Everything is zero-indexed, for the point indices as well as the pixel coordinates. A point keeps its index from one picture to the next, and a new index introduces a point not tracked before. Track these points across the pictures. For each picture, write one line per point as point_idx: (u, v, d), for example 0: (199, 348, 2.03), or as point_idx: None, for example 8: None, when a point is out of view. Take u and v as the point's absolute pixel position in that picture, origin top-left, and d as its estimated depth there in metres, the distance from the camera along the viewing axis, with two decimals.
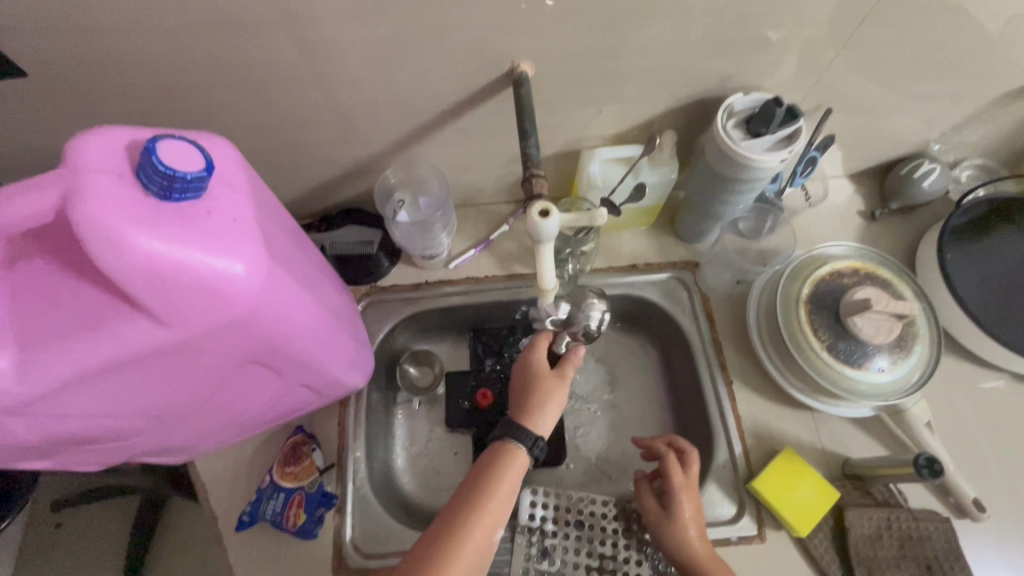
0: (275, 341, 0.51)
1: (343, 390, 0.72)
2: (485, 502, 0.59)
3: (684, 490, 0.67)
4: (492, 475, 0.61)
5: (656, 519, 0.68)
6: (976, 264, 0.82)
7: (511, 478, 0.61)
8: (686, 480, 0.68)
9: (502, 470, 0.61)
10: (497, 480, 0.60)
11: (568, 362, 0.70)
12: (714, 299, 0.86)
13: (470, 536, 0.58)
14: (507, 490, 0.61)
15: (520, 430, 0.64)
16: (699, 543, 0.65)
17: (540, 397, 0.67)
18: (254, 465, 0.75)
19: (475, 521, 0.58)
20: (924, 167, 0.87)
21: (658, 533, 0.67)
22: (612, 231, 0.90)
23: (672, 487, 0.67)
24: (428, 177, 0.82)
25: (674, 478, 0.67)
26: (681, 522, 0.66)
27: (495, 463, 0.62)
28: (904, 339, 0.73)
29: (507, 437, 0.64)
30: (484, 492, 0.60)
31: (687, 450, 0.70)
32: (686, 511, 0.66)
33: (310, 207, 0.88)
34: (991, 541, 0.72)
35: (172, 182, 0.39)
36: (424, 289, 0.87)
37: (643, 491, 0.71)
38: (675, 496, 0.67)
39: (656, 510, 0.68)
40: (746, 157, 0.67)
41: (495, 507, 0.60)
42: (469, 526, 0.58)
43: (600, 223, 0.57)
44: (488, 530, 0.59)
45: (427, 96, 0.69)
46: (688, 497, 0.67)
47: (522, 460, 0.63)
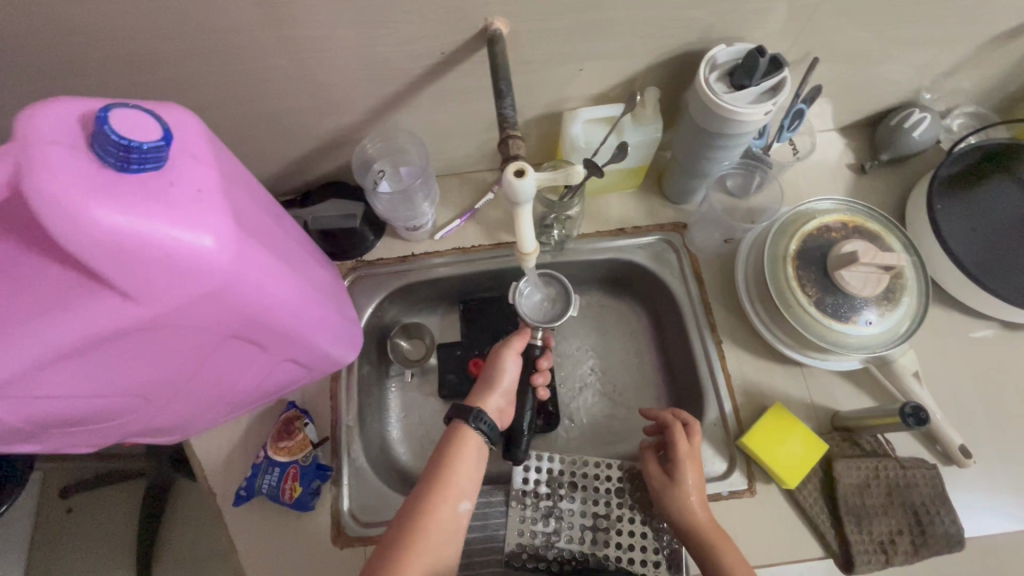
0: (254, 315, 0.51)
1: (333, 365, 0.72)
2: (448, 475, 0.61)
3: (688, 457, 0.68)
4: (452, 449, 0.63)
5: (659, 486, 0.69)
6: (966, 213, 0.81)
7: (467, 455, 0.63)
8: (690, 449, 0.68)
9: (461, 445, 0.63)
10: (455, 454, 0.62)
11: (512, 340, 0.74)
12: (703, 259, 0.85)
13: (438, 506, 0.59)
14: (468, 464, 0.62)
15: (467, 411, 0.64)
16: (699, 510, 0.66)
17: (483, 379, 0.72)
18: (249, 441, 0.76)
19: (439, 498, 0.60)
20: (914, 116, 0.85)
21: (660, 499, 0.68)
22: (598, 194, 0.89)
23: (676, 453, 0.68)
24: (409, 147, 0.80)
25: (679, 446, 0.68)
26: (683, 487, 0.67)
27: (452, 441, 0.63)
28: (892, 291, 0.72)
29: (456, 418, 0.65)
30: (446, 465, 0.62)
31: (686, 419, 0.71)
32: (688, 478, 0.67)
33: (291, 182, 0.87)
34: (977, 486, 0.74)
35: (128, 153, 0.38)
36: (412, 261, 0.87)
37: (647, 458, 0.71)
38: (679, 462, 0.67)
39: (659, 478, 0.69)
40: (727, 109, 0.65)
41: (460, 479, 0.61)
42: (437, 498, 0.60)
43: (577, 180, 0.56)
44: (453, 503, 0.60)
45: (400, 60, 0.67)
46: (691, 463, 0.68)
47: (476, 441, 0.64)
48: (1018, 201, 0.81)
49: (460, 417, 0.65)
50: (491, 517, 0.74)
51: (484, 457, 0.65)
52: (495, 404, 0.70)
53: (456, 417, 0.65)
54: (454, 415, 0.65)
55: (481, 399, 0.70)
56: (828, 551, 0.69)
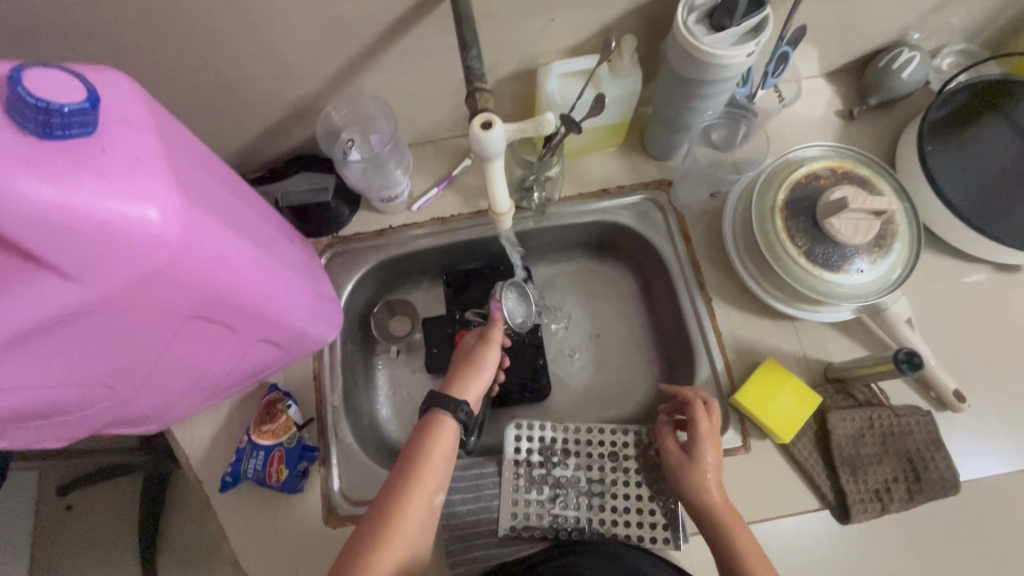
0: (213, 291, 0.48)
1: (310, 342, 0.70)
2: (422, 465, 0.59)
3: (709, 434, 0.66)
4: (426, 437, 0.61)
5: (677, 463, 0.67)
6: (957, 155, 0.79)
7: (443, 446, 0.61)
8: (711, 427, 0.66)
9: (436, 435, 0.61)
10: (429, 445, 0.61)
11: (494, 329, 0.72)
12: (690, 217, 0.83)
13: (410, 499, 0.57)
14: (441, 453, 0.61)
15: (451, 400, 0.63)
16: (717, 489, 0.64)
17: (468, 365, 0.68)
18: (232, 426, 0.74)
19: (416, 489, 0.58)
20: (902, 57, 0.82)
21: (678, 477, 0.66)
22: (580, 155, 0.86)
23: (697, 431, 0.65)
24: (376, 113, 0.76)
25: (700, 422, 0.66)
26: (703, 465, 0.64)
27: (426, 430, 0.62)
28: (883, 238, 0.70)
29: (436, 406, 0.63)
30: (421, 456, 0.60)
31: (705, 396, 0.69)
32: (708, 457, 0.65)
33: (258, 158, 0.83)
34: (972, 431, 0.73)
35: (49, 117, 0.34)
36: (389, 235, 0.84)
37: (664, 434, 0.69)
38: (698, 439, 0.65)
39: (677, 458, 0.67)
40: (710, 53, 0.61)
41: (434, 470, 0.60)
42: (409, 489, 0.58)
43: (548, 130, 0.52)
44: (429, 494, 0.59)
45: (359, 17, 0.62)
46: (711, 441, 0.65)
47: (452, 431, 0.63)
48: (1009, 140, 0.79)
49: (435, 405, 0.63)
50: (484, 488, 0.73)
51: (457, 444, 0.63)
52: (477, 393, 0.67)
53: (430, 408, 0.63)
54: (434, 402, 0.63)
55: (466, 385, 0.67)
56: (824, 502, 0.69)
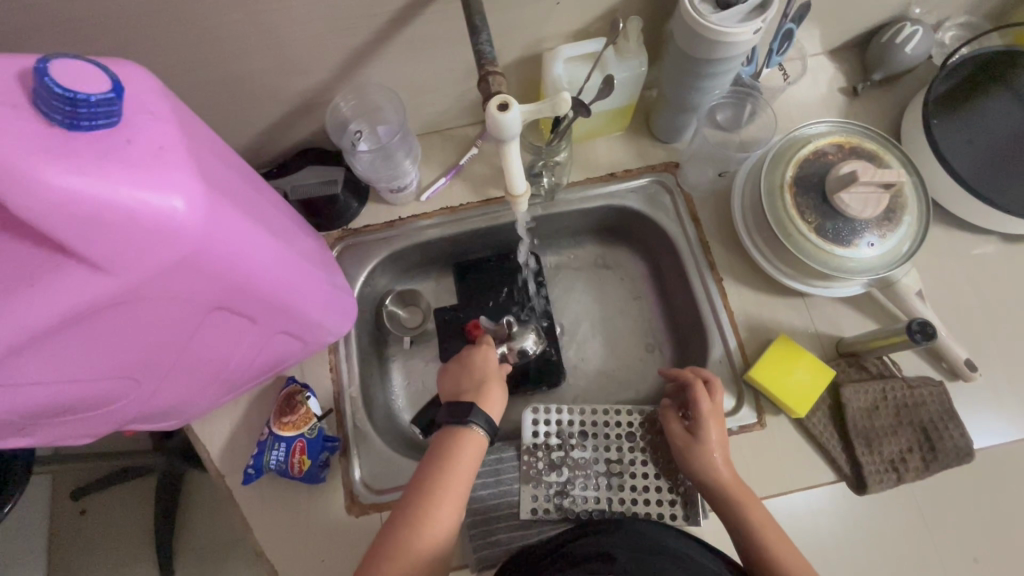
0: (235, 281, 0.49)
1: (327, 335, 0.71)
2: (448, 477, 0.60)
3: (711, 414, 0.67)
4: (452, 450, 0.62)
5: (683, 444, 0.67)
6: (963, 127, 0.79)
7: (467, 456, 0.61)
8: (713, 407, 0.67)
9: (461, 447, 0.62)
10: (456, 458, 0.61)
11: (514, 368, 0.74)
12: (697, 198, 0.83)
13: (437, 512, 0.58)
14: (466, 467, 0.61)
15: (485, 417, 0.64)
16: (723, 468, 0.65)
17: (496, 386, 0.69)
18: (251, 420, 0.75)
19: (441, 498, 0.59)
20: (906, 30, 0.82)
21: (684, 457, 0.67)
22: (586, 139, 0.86)
23: (699, 411, 0.66)
24: (384, 103, 0.76)
25: (702, 403, 0.67)
26: (708, 445, 0.65)
27: (455, 443, 0.62)
28: (892, 211, 0.70)
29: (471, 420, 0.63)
30: (447, 465, 0.60)
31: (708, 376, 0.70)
32: (711, 439, 0.66)
33: (266, 153, 0.83)
34: (984, 400, 0.74)
35: (75, 107, 0.35)
36: (399, 227, 0.84)
37: (667, 417, 0.70)
38: (702, 419, 0.66)
39: (682, 439, 0.68)
40: (718, 31, 0.61)
41: (460, 479, 0.60)
42: (433, 504, 0.58)
43: (565, 110, 0.52)
44: (455, 504, 0.59)
45: (366, 6, 0.62)
46: (714, 420, 0.66)
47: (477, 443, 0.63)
48: (1014, 112, 0.79)
49: (471, 422, 0.63)
50: (504, 472, 0.74)
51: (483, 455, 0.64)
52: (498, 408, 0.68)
53: (463, 421, 0.63)
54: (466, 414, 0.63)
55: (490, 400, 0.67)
56: (840, 475, 0.70)
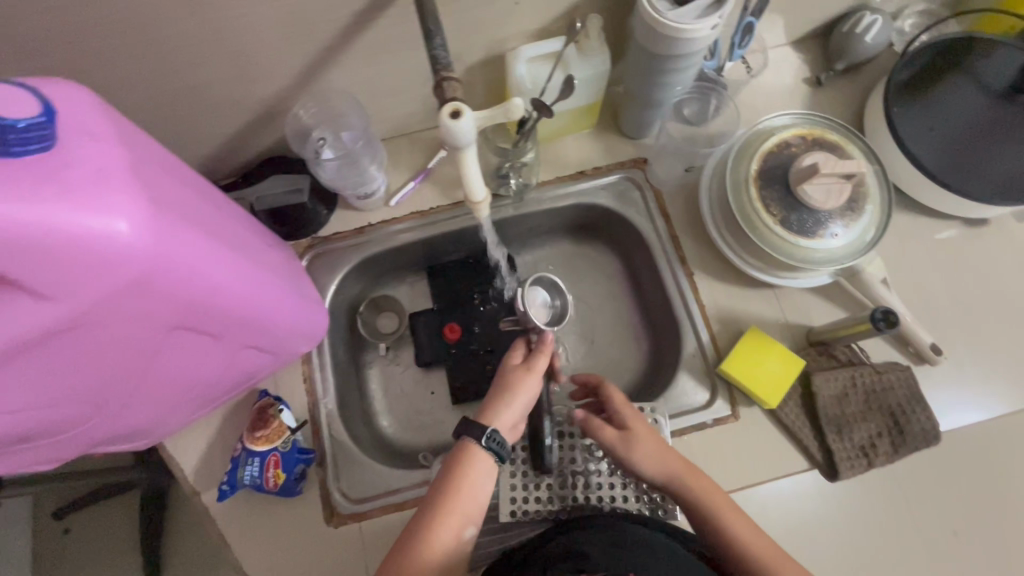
0: (193, 299, 0.48)
1: (298, 345, 0.70)
2: (450, 500, 0.57)
3: (626, 404, 0.68)
4: (457, 475, 0.57)
5: (623, 444, 0.65)
6: (922, 115, 0.80)
7: (472, 478, 0.58)
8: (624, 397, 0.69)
9: (467, 468, 0.58)
10: (459, 479, 0.57)
11: (538, 354, 0.65)
12: (667, 193, 0.83)
13: (437, 533, 0.55)
14: (471, 489, 0.57)
15: (474, 427, 0.59)
16: (671, 459, 0.64)
17: (501, 390, 0.63)
18: (226, 435, 0.74)
19: (441, 520, 0.56)
20: (865, 20, 0.83)
21: (631, 456, 0.64)
22: (555, 138, 0.86)
23: (615, 402, 0.67)
24: (346, 110, 0.75)
25: (613, 394, 0.68)
26: (640, 430, 0.65)
27: (459, 467, 0.58)
28: (855, 201, 0.71)
29: (462, 435, 0.59)
30: (452, 485, 0.57)
31: (596, 379, 0.72)
32: (637, 428, 0.65)
33: (230, 163, 0.81)
34: (950, 383, 0.76)
35: (4, 134, 0.34)
36: (369, 232, 0.84)
37: (596, 428, 0.66)
38: (619, 407, 0.67)
39: (614, 436, 0.65)
40: (674, 27, 0.61)
41: (462, 501, 0.57)
42: (434, 527, 0.56)
43: (517, 115, 0.50)
44: (456, 527, 0.56)
45: (320, 11, 0.61)
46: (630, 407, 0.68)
47: (483, 463, 0.58)
48: (972, 97, 0.81)
49: (462, 435, 0.59)
50: None
51: (492, 478, 0.60)
52: (510, 420, 0.62)
53: (459, 436, 0.59)
54: (462, 433, 0.58)
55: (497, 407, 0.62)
56: (812, 463, 0.71)
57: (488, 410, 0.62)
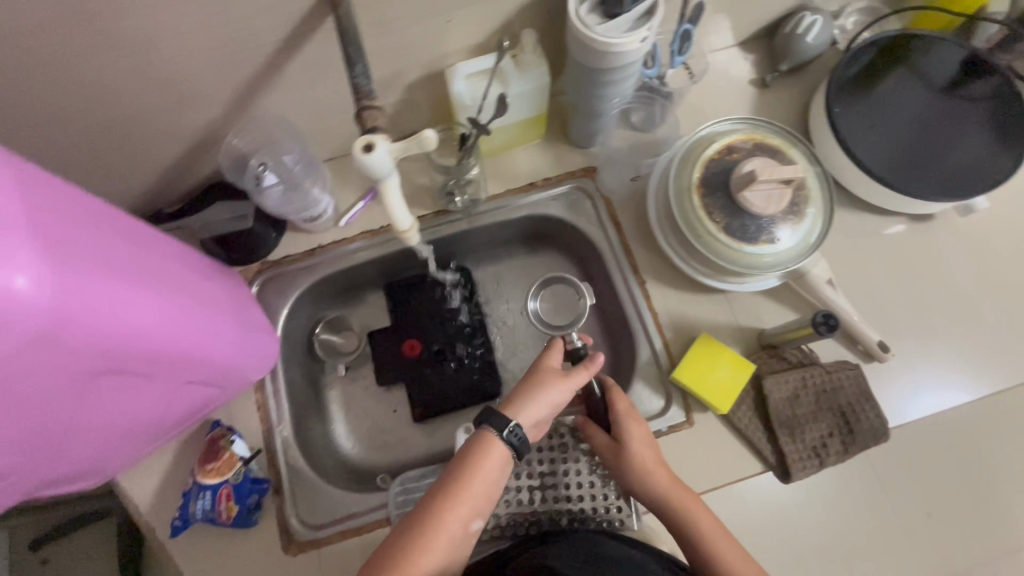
0: (112, 344, 0.47)
1: (242, 373, 0.70)
2: (463, 489, 0.55)
3: (628, 416, 0.66)
4: (472, 465, 0.56)
5: (613, 455, 0.67)
6: (864, 114, 0.81)
7: (486, 471, 0.56)
8: (629, 407, 0.67)
9: (483, 459, 0.56)
10: (474, 469, 0.56)
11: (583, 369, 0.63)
12: (617, 201, 0.83)
13: (445, 521, 0.54)
14: (484, 481, 0.56)
15: (497, 417, 0.57)
16: (659, 479, 0.64)
17: (532, 385, 0.61)
18: (180, 468, 0.73)
19: (451, 508, 0.55)
20: (806, 21, 0.83)
21: (618, 468, 0.66)
22: (504, 150, 0.85)
23: (615, 414, 0.66)
24: (280, 135, 0.74)
25: (617, 405, 0.66)
26: (632, 448, 0.65)
27: (476, 456, 0.56)
28: (796, 204, 0.72)
29: (485, 423, 0.58)
30: (466, 475, 0.56)
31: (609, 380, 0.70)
32: (635, 443, 0.65)
33: (174, 189, 0.80)
34: (897, 378, 0.77)
35: None
36: (321, 254, 0.83)
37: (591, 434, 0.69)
38: (619, 421, 0.66)
39: (608, 445, 0.67)
40: (604, 42, 0.61)
41: (474, 492, 0.56)
42: (444, 514, 0.55)
43: (430, 144, 0.45)
44: (464, 517, 0.55)
45: (244, 38, 0.60)
46: (633, 419, 0.66)
47: (499, 456, 0.57)
48: (911, 95, 0.82)
49: (486, 425, 0.58)
50: None
51: (504, 476, 0.58)
52: (530, 418, 0.60)
53: (480, 424, 0.58)
54: (482, 422, 0.57)
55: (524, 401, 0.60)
56: (766, 465, 0.72)
57: (514, 401, 0.60)
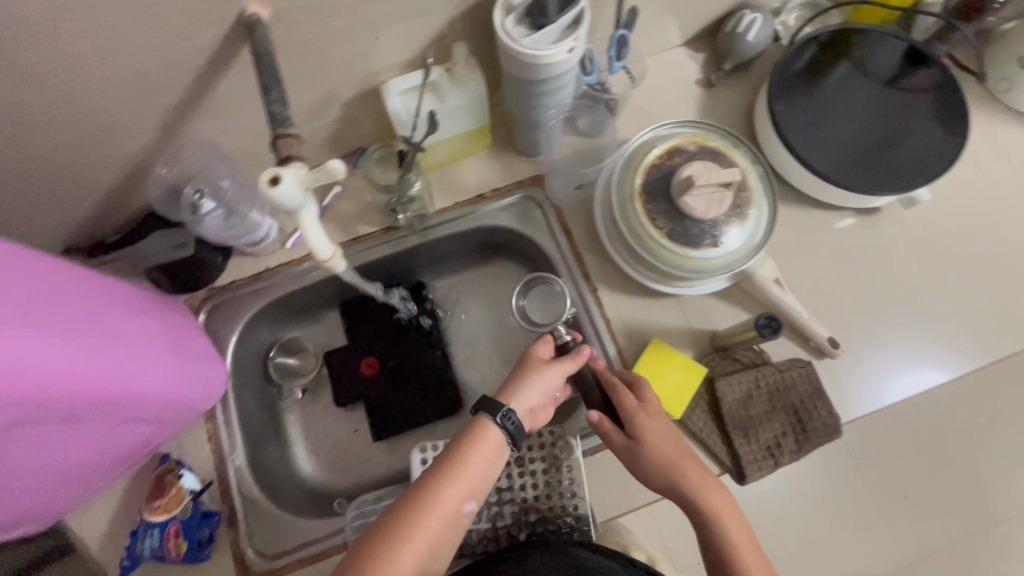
0: (29, 398, 0.46)
1: (186, 407, 0.69)
2: (458, 470, 0.57)
3: (642, 411, 0.65)
4: (469, 446, 0.58)
5: (630, 454, 0.65)
6: (805, 110, 0.81)
7: (484, 452, 0.58)
8: (640, 402, 0.66)
9: (479, 440, 0.58)
10: (472, 449, 0.58)
11: (570, 358, 0.65)
12: (567, 209, 0.83)
13: (441, 498, 0.55)
14: (479, 463, 0.58)
15: (491, 404, 0.60)
16: (686, 473, 0.63)
17: (523, 376, 0.63)
18: (130, 504, 0.71)
19: (447, 487, 0.56)
20: (746, 19, 0.83)
21: (640, 466, 0.64)
22: (451, 163, 0.84)
23: (629, 411, 0.65)
24: (212, 163, 0.72)
25: (628, 401, 0.65)
26: (652, 444, 0.64)
27: (471, 438, 0.58)
28: (739, 206, 0.72)
29: (481, 410, 0.60)
30: (462, 455, 0.57)
31: (630, 376, 0.69)
32: (654, 438, 0.64)
33: (112, 219, 0.78)
34: (849, 373, 0.78)
35: None
36: (268, 277, 0.81)
37: (604, 435, 0.66)
38: (635, 417, 0.65)
39: (625, 442, 0.65)
40: (531, 54, 0.60)
41: (469, 473, 0.57)
42: (440, 492, 0.56)
43: (339, 176, 0.46)
44: (459, 498, 0.56)
45: (162, 67, 0.59)
46: (648, 414, 0.65)
47: (495, 439, 0.59)
48: (853, 89, 0.82)
49: (483, 410, 0.60)
50: None
51: (500, 461, 0.60)
52: (525, 405, 0.62)
53: (477, 410, 0.60)
54: (480, 406, 0.59)
55: (517, 391, 0.62)
56: (722, 468, 0.72)
57: (506, 391, 0.63)
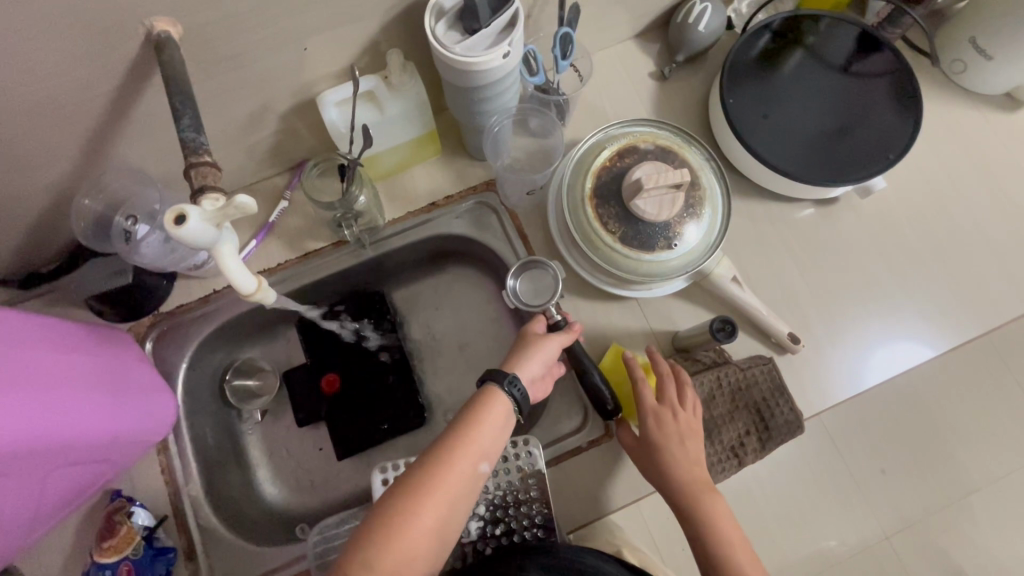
0: None
1: (135, 442, 0.67)
2: (470, 431, 0.56)
3: (656, 412, 0.67)
4: (479, 409, 0.57)
5: (636, 451, 0.68)
6: (758, 102, 0.80)
7: (493, 414, 0.57)
8: (658, 403, 0.67)
9: (488, 401, 0.58)
10: (483, 411, 0.57)
11: (567, 333, 0.66)
12: (521, 213, 0.81)
13: (455, 459, 0.55)
14: (491, 424, 0.57)
15: (502, 373, 0.59)
16: (682, 480, 0.65)
17: (527, 349, 0.64)
18: (82, 545, 0.69)
19: (461, 446, 0.55)
20: (696, 9, 0.81)
21: (643, 464, 0.68)
22: (401, 171, 0.82)
23: (643, 411, 0.67)
24: (141, 186, 0.69)
25: (644, 399, 0.67)
26: (658, 448, 0.66)
27: (480, 402, 0.58)
28: (692, 206, 0.74)
29: (489, 378, 0.59)
30: (473, 416, 0.57)
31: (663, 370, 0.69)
32: (663, 442, 0.66)
33: (45, 248, 0.74)
34: (812, 367, 0.77)
35: None
36: (216, 300, 0.79)
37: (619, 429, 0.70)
38: (647, 418, 0.67)
39: (633, 443, 0.69)
40: (466, 62, 0.58)
41: (481, 435, 0.56)
42: (454, 451, 0.55)
43: (251, 210, 0.45)
44: (473, 457, 0.55)
45: (71, 94, 0.55)
46: (662, 417, 0.67)
47: (503, 402, 0.58)
48: (807, 77, 0.80)
49: (492, 379, 0.59)
50: None
51: (510, 426, 0.59)
52: (529, 373, 0.62)
53: (483, 379, 0.60)
54: (488, 375, 0.59)
55: (521, 359, 0.62)
56: None
57: (510, 363, 0.62)
